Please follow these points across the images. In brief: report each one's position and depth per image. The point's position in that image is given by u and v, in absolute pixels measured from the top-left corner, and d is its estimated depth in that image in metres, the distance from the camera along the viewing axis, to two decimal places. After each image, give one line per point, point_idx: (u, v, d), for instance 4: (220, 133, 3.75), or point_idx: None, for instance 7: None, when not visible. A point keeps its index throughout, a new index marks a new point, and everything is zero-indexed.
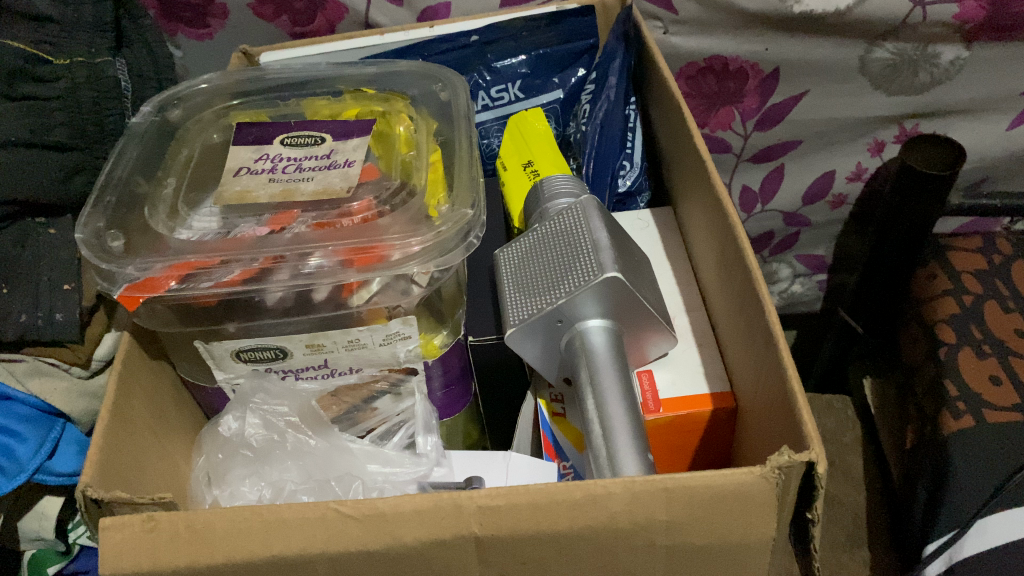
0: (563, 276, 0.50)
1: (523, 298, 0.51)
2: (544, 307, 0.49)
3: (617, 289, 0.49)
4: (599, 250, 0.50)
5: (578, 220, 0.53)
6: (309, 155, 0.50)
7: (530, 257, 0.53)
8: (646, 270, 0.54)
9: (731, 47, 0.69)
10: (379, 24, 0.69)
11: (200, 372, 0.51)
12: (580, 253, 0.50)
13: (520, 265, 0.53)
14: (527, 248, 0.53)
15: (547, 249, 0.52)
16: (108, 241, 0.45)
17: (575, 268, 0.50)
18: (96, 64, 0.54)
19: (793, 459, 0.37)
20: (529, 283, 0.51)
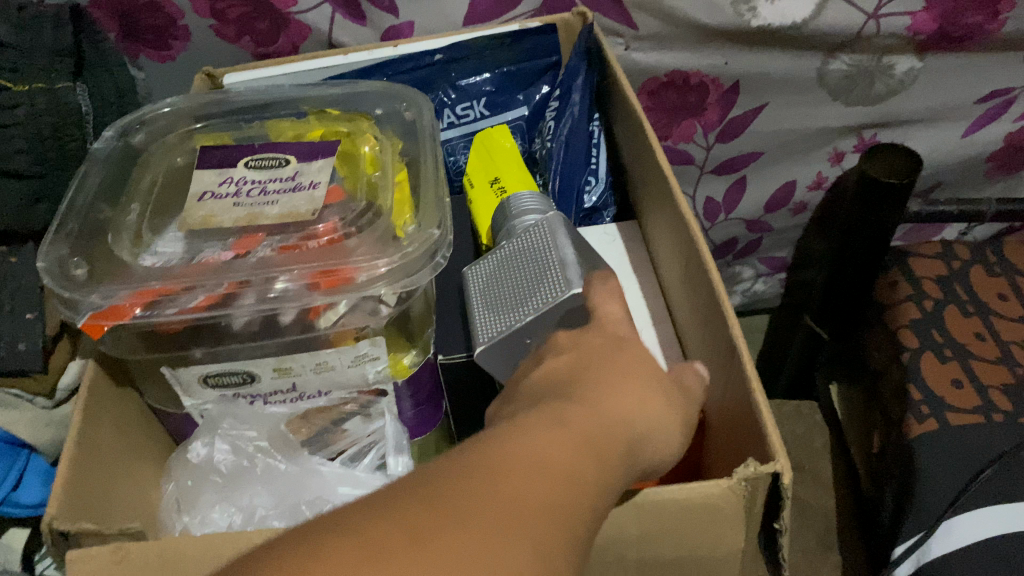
0: (530, 294, 0.50)
1: (493, 317, 0.51)
2: (512, 325, 0.49)
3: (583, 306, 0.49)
4: (565, 267, 0.50)
5: (546, 240, 0.53)
6: (274, 178, 0.50)
7: (500, 276, 0.53)
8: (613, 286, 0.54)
9: (692, 61, 0.70)
10: (343, 44, 0.69)
11: (167, 398, 0.51)
12: (548, 271, 0.50)
13: (490, 284, 0.53)
14: (496, 268, 0.54)
15: (516, 268, 0.52)
16: (71, 269, 0.45)
17: (542, 286, 0.50)
18: (56, 90, 0.52)
19: (758, 472, 0.38)
20: (496, 302, 0.51)
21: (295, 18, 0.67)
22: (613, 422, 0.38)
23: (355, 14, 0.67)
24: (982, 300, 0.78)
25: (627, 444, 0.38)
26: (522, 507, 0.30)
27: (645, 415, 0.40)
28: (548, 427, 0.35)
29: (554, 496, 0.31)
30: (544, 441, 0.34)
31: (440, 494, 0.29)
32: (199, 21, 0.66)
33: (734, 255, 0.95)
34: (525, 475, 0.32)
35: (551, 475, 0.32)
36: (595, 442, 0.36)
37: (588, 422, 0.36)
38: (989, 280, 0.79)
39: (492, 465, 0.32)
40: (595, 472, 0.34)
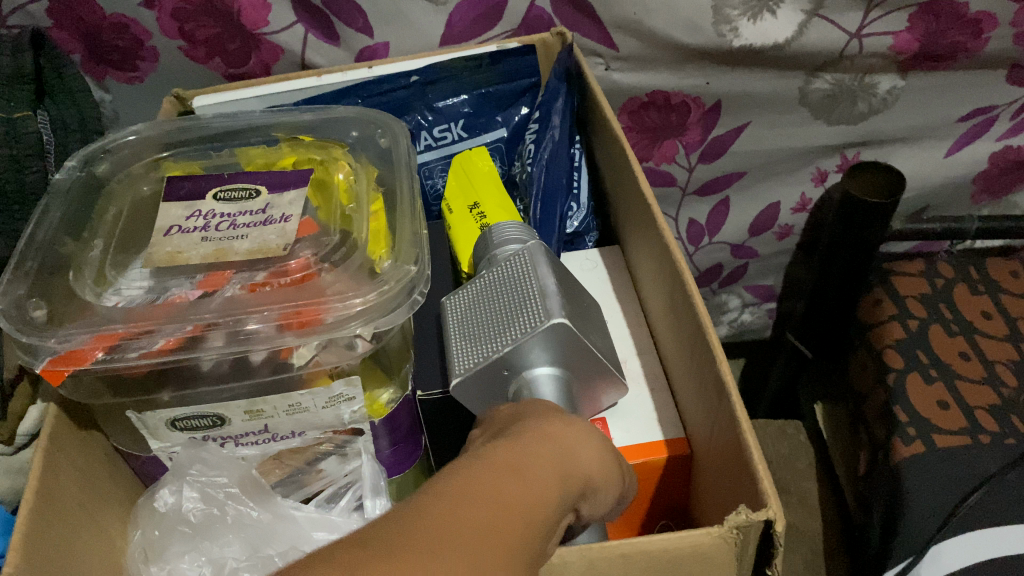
0: (510, 323, 0.48)
1: (471, 347, 0.49)
2: (491, 355, 0.47)
3: (563, 335, 0.47)
4: (546, 295, 0.48)
5: (525, 269, 0.51)
6: (243, 211, 0.48)
7: (478, 305, 0.51)
8: (594, 311, 0.53)
9: (673, 82, 0.69)
10: (317, 65, 0.68)
11: (134, 441, 0.48)
12: (528, 300, 0.49)
13: (467, 314, 0.51)
14: (474, 299, 0.52)
15: (494, 297, 0.50)
16: (29, 311, 0.43)
17: (522, 315, 0.48)
18: (14, 120, 0.51)
19: (750, 519, 0.36)
20: (474, 333, 0.49)
21: (267, 38, 0.65)
22: (559, 458, 0.33)
23: (329, 34, 0.65)
24: (967, 320, 0.77)
25: (572, 479, 0.33)
26: (468, 553, 0.25)
27: (587, 453, 0.35)
28: (482, 464, 0.30)
29: (497, 543, 0.26)
30: (489, 481, 0.28)
31: (365, 555, 0.23)
32: (168, 42, 0.64)
33: (718, 284, 0.96)
34: (462, 517, 0.26)
35: (493, 509, 0.27)
36: (541, 479, 0.31)
37: (529, 459, 0.31)
38: (972, 298, 0.78)
39: (427, 514, 0.26)
40: (541, 505, 0.29)
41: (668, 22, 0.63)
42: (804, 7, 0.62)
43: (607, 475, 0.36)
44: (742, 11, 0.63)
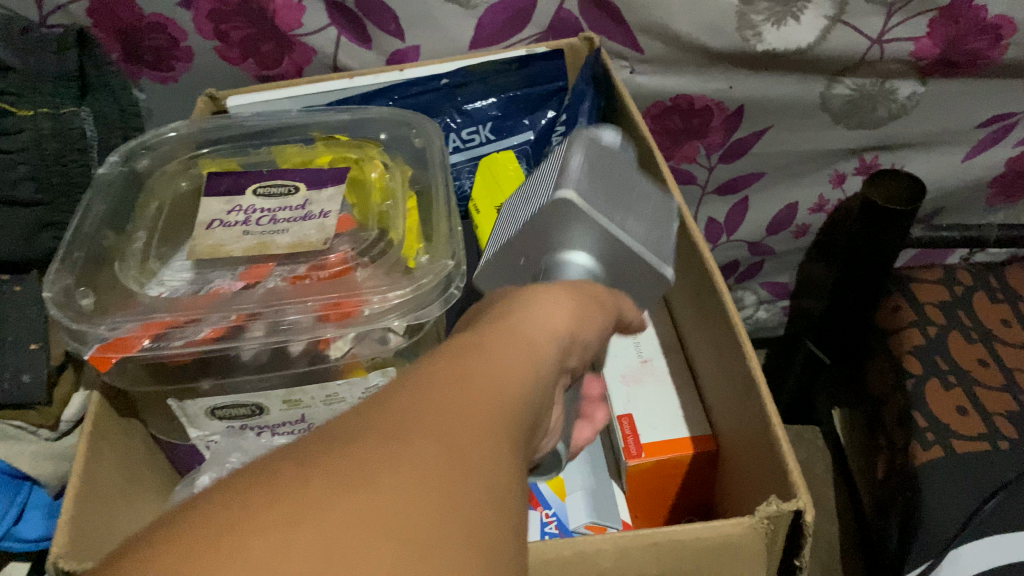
0: (530, 205, 0.41)
1: (500, 234, 0.43)
2: (505, 241, 0.41)
3: (577, 213, 0.39)
4: (565, 170, 0.40)
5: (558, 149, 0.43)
6: (283, 207, 0.49)
7: (519, 199, 0.44)
8: (654, 202, 0.43)
9: (697, 87, 0.70)
10: (348, 67, 0.69)
11: (174, 430, 0.50)
12: (550, 178, 0.41)
13: (510, 210, 0.45)
14: (517, 195, 0.45)
15: (530, 186, 0.43)
16: (78, 299, 0.44)
17: (541, 195, 0.41)
18: (62, 115, 0.52)
19: (781, 509, 0.37)
20: (505, 224, 0.43)
21: (300, 40, 0.66)
22: (518, 331, 0.29)
23: (361, 37, 0.67)
24: (986, 327, 0.77)
25: (545, 340, 0.29)
26: (441, 427, 0.21)
27: (556, 310, 0.32)
28: (440, 350, 0.26)
29: (474, 414, 0.23)
30: (446, 358, 0.25)
31: (319, 450, 0.20)
32: (202, 43, 0.65)
33: (734, 280, 0.97)
34: (424, 394, 0.22)
35: (458, 383, 0.24)
36: (504, 350, 0.27)
37: (484, 332, 0.28)
38: (991, 306, 0.79)
39: (383, 400, 0.22)
40: (513, 372, 0.26)
41: (692, 25, 0.63)
42: (827, 13, 0.63)
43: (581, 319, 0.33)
44: (766, 17, 0.63)
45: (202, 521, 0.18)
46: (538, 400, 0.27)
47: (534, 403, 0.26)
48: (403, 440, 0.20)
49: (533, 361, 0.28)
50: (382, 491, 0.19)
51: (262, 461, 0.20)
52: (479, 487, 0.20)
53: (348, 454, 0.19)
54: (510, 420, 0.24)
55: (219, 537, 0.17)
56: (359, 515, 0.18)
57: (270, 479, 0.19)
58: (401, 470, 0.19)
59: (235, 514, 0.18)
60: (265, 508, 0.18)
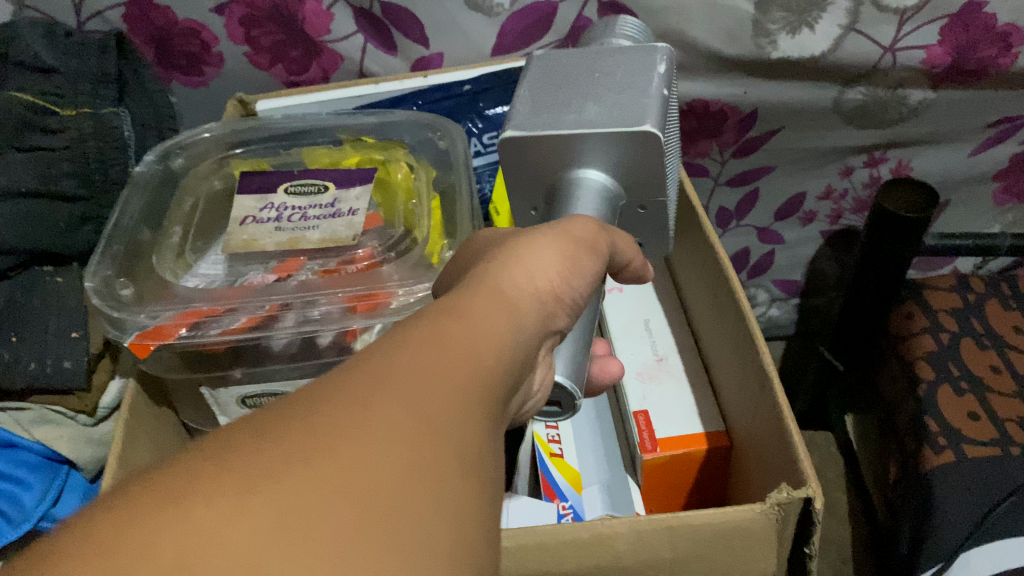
0: None
1: None
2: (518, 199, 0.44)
3: (525, 142, 0.40)
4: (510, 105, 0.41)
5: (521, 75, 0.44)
6: (313, 204, 0.51)
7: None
8: (623, 68, 0.41)
9: (712, 91, 0.72)
10: (373, 73, 0.71)
11: (204, 418, 0.52)
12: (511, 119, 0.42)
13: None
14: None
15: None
16: (117, 289, 0.46)
17: None
18: (101, 115, 0.54)
19: (792, 496, 0.39)
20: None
21: (328, 46, 0.67)
22: (507, 288, 0.29)
23: (387, 45, 0.68)
24: (998, 333, 0.78)
25: (531, 294, 0.30)
26: (407, 393, 0.22)
27: (553, 256, 0.31)
28: (424, 308, 0.27)
29: (446, 379, 0.23)
30: (427, 317, 0.26)
31: (285, 418, 0.21)
32: (233, 49, 0.67)
33: (747, 274, 0.98)
34: (396, 358, 0.23)
35: (435, 343, 0.24)
36: (487, 306, 0.28)
37: (469, 289, 0.29)
38: (1004, 314, 0.79)
39: (356, 364, 0.23)
40: (494, 331, 0.27)
41: (708, 32, 0.65)
42: (841, 22, 0.64)
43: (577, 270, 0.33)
44: (781, 26, 0.64)
45: (170, 473, 0.19)
46: (517, 358, 0.27)
47: (513, 363, 0.27)
48: (367, 405, 0.21)
49: (516, 318, 0.28)
50: (342, 461, 0.20)
51: (227, 426, 0.21)
52: (441, 452, 0.21)
53: (312, 423, 0.20)
54: (481, 381, 0.25)
55: (171, 497, 0.18)
56: (311, 483, 0.19)
57: (230, 445, 0.20)
58: (363, 434, 0.20)
59: (191, 478, 0.19)
60: (222, 473, 0.19)
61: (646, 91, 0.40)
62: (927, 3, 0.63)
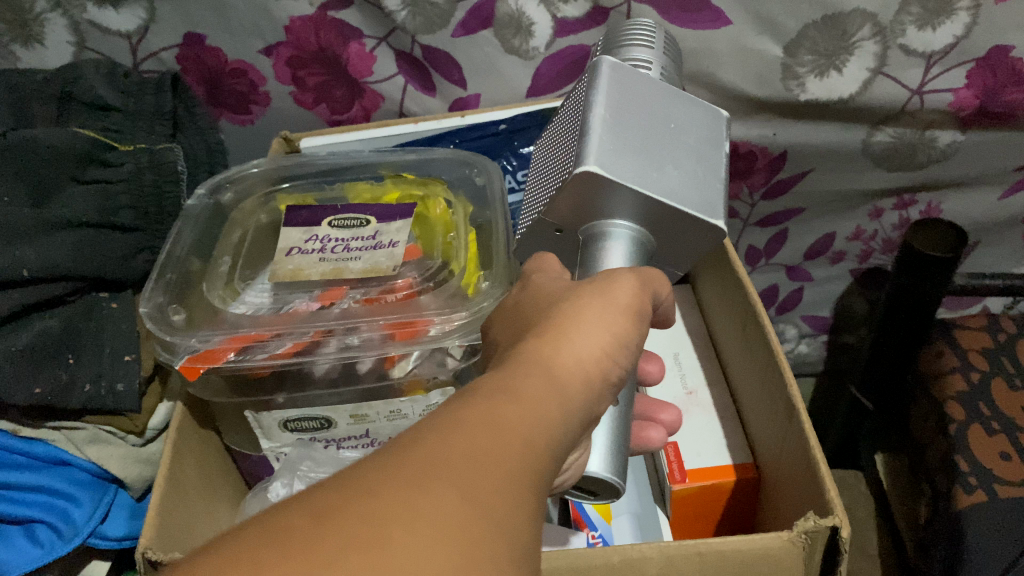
0: (558, 165, 0.42)
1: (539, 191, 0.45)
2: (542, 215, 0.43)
3: (603, 183, 0.39)
4: (587, 132, 0.40)
5: (591, 85, 0.42)
6: (355, 237, 0.53)
7: (558, 141, 0.44)
8: (692, 131, 0.43)
9: (742, 133, 0.74)
10: (413, 113, 0.73)
11: (248, 442, 0.55)
12: (573, 137, 0.41)
13: (547, 154, 0.46)
14: (561, 127, 0.45)
15: (568, 126, 0.43)
16: (170, 315, 0.49)
17: (565, 154, 0.41)
18: (157, 151, 0.58)
19: (818, 524, 0.40)
20: (546, 180, 0.44)
21: (370, 87, 0.70)
22: (553, 371, 0.30)
23: (426, 85, 0.71)
24: None
25: (570, 377, 0.30)
26: (461, 478, 0.23)
27: (594, 337, 0.32)
28: (467, 392, 0.28)
29: (495, 463, 0.24)
30: (471, 401, 0.26)
31: (338, 502, 0.21)
32: (280, 89, 0.70)
33: (775, 310, 0.99)
34: (446, 440, 0.24)
35: (485, 427, 0.25)
36: (534, 389, 0.28)
37: (510, 372, 0.29)
38: None
39: (409, 447, 0.24)
40: (537, 413, 0.27)
41: (738, 75, 0.67)
42: (869, 65, 0.65)
43: (621, 339, 0.33)
44: (810, 69, 0.66)
45: (226, 558, 0.20)
46: (561, 441, 0.28)
47: (557, 445, 0.27)
48: (421, 489, 0.22)
49: (557, 400, 0.29)
50: (397, 549, 0.20)
51: (279, 511, 0.21)
52: (494, 538, 0.22)
53: (367, 507, 0.21)
54: (527, 467, 0.25)
55: None
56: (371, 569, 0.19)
57: (285, 532, 0.20)
58: (420, 518, 0.21)
59: (251, 566, 0.19)
60: (281, 558, 0.19)
61: (717, 172, 0.42)
62: (954, 47, 0.64)
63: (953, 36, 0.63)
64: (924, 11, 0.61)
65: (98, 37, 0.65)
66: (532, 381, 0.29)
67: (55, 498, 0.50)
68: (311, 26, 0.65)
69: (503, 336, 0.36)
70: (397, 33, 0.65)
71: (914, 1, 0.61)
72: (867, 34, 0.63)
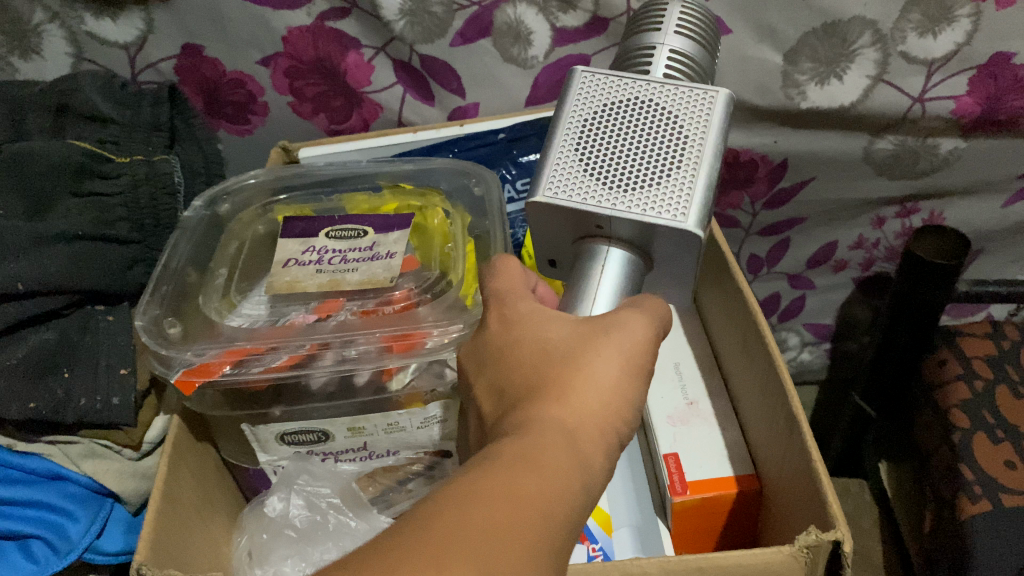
0: (639, 177, 0.40)
1: (589, 165, 0.41)
2: (595, 205, 0.40)
3: (690, 242, 0.39)
4: (695, 185, 0.39)
5: (711, 116, 0.41)
6: (353, 247, 0.52)
7: (636, 126, 0.41)
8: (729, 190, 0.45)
9: (743, 141, 0.73)
10: (412, 122, 0.73)
11: (245, 454, 0.54)
12: (672, 168, 0.40)
13: (609, 120, 0.42)
14: (641, 107, 0.42)
15: (660, 128, 0.41)
16: (166, 328, 0.49)
17: (659, 180, 0.40)
18: (154, 162, 0.58)
19: (821, 539, 0.39)
20: (606, 164, 0.41)
21: (369, 97, 0.70)
22: (572, 432, 0.32)
23: (425, 95, 0.70)
24: None
25: (590, 438, 0.32)
26: (480, 550, 0.24)
27: (609, 389, 0.34)
28: (491, 458, 0.29)
29: (514, 536, 0.26)
30: (493, 470, 0.28)
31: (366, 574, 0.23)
32: (278, 99, 0.70)
33: (777, 318, 0.98)
34: (469, 512, 0.26)
35: (506, 499, 0.27)
36: (555, 453, 0.30)
37: (533, 434, 0.31)
38: None
39: (432, 518, 0.25)
40: (558, 480, 0.29)
41: (739, 84, 0.67)
42: (870, 73, 0.65)
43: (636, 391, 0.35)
44: (810, 77, 0.66)
45: None
46: (581, 506, 0.30)
47: (577, 511, 0.29)
48: (444, 562, 0.23)
49: (578, 465, 0.30)
50: None
51: None
52: None
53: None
54: (546, 539, 0.27)
55: None
56: None
57: None
58: None
59: None
60: None
61: None
62: (956, 54, 0.63)
63: (954, 43, 0.62)
64: (925, 18, 0.61)
65: (96, 48, 0.65)
66: (553, 443, 0.31)
67: (51, 513, 0.50)
68: (308, 36, 0.65)
69: (499, 366, 0.37)
70: (395, 43, 0.65)
71: (915, 8, 0.60)
72: (867, 42, 0.63)
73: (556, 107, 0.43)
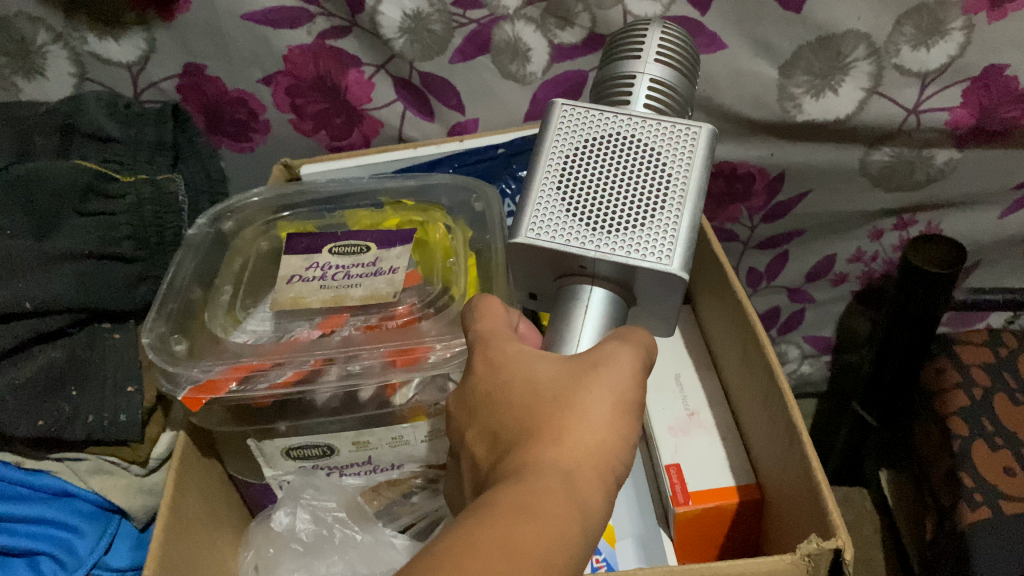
0: (623, 217, 0.41)
1: (573, 205, 0.41)
2: (581, 246, 0.41)
3: (676, 284, 0.40)
4: (680, 227, 0.40)
5: (693, 153, 0.41)
6: (355, 263, 0.53)
7: (620, 164, 0.42)
8: None
9: (740, 154, 0.74)
10: (412, 138, 0.73)
11: (249, 468, 0.55)
12: (657, 209, 0.40)
13: (591, 158, 0.42)
14: (623, 145, 0.42)
15: (643, 167, 0.41)
16: (172, 345, 0.50)
17: (643, 221, 0.40)
18: (157, 181, 0.58)
19: (821, 547, 0.40)
20: (591, 203, 0.41)
21: (370, 114, 0.71)
22: (567, 472, 0.32)
23: (425, 112, 0.71)
24: None
25: (585, 475, 0.32)
26: None
27: (604, 423, 0.34)
28: (489, 507, 0.30)
29: None
30: (490, 521, 0.29)
31: None
32: (280, 117, 0.71)
33: (777, 330, 0.99)
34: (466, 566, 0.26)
35: (502, 550, 0.28)
36: (551, 497, 0.31)
37: (529, 481, 0.31)
38: None
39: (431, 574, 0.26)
40: (555, 526, 0.30)
41: (736, 98, 0.67)
42: (864, 85, 0.66)
43: (630, 419, 0.35)
44: (805, 90, 0.66)
45: None
46: (579, 551, 0.30)
47: (576, 557, 0.30)
48: None
49: (576, 510, 0.31)
50: None
51: None
52: None
53: None
54: None
55: None
56: None
57: None
58: None
59: None
60: None
61: None
62: (948, 67, 0.64)
63: (947, 55, 0.63)
64: (917, 31, 0.62)
65: (100, 69, 0.65)
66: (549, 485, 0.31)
67: (58, 529, 0.50)
68: (309, 55, 0.65)
69: (492, 404, 0.37)
70: (395, 61, 0.66)
71: (907, 22, 0.61)
72: (861, 55, 0.64)
73: (536, 143, 0.44)
